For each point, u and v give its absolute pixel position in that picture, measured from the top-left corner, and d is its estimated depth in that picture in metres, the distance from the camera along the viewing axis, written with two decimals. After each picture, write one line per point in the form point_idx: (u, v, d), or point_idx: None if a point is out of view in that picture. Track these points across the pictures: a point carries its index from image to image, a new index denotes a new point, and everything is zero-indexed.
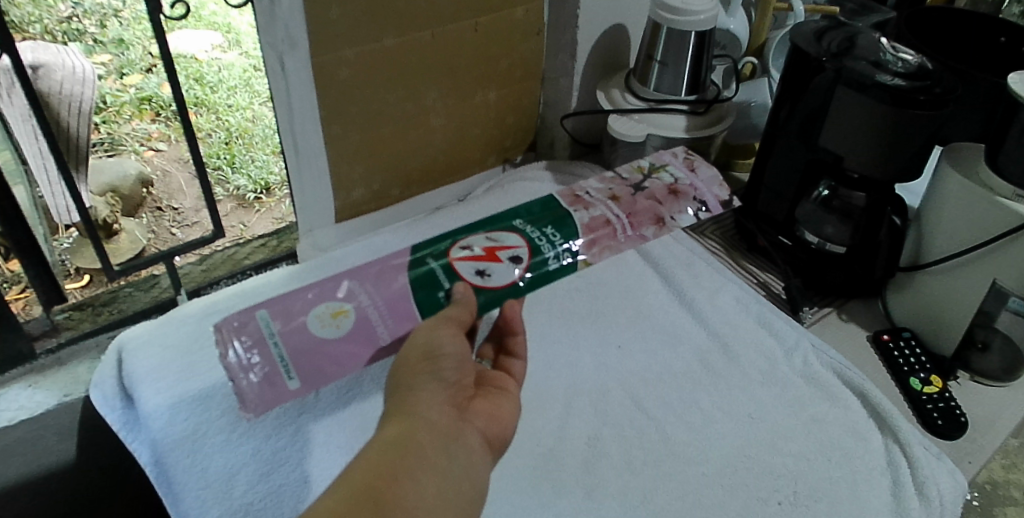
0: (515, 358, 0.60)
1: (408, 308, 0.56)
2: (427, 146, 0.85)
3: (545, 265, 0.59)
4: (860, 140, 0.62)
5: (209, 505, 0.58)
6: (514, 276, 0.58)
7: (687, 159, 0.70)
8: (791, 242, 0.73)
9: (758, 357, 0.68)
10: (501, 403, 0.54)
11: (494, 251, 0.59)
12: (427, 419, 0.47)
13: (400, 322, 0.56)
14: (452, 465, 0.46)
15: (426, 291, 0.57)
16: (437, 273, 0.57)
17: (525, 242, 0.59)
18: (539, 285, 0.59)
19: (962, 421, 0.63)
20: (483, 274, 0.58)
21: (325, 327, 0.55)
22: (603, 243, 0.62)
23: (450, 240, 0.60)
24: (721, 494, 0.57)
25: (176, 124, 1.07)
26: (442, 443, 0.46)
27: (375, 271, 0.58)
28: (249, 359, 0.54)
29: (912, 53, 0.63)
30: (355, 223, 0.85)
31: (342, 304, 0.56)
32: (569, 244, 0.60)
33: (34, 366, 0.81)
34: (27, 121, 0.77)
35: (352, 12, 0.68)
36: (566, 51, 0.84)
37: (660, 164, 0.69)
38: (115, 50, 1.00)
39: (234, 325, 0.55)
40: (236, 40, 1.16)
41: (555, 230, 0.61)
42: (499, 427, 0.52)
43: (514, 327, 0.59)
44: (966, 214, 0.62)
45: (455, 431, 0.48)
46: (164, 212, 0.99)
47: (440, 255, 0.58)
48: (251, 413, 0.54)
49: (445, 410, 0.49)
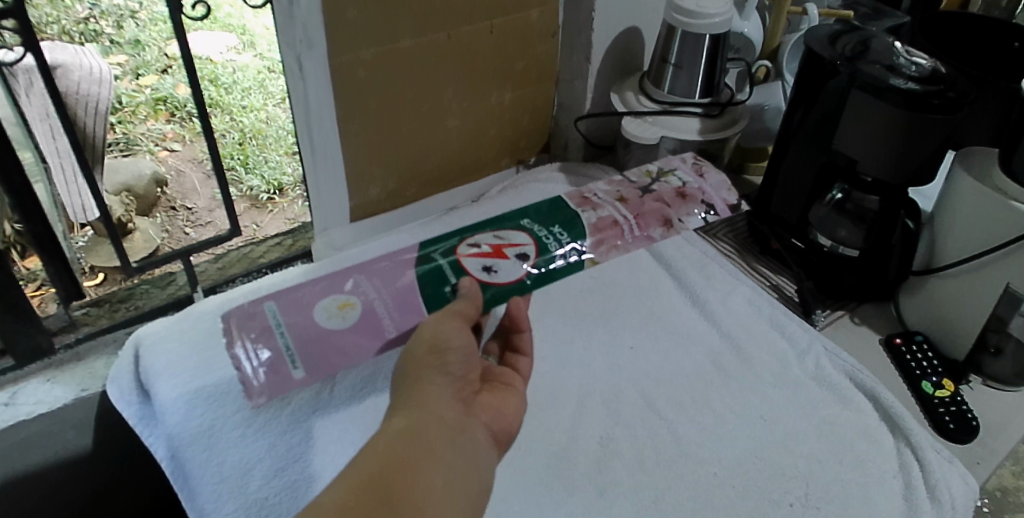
0: (522, 357, 0.61)
1: (415, 302, 0.57)
2: (442, 147, 0.85)
3: (552, 262, 0.59)
4: (874, 145, 0.62)
5: (225, 499, 0.59)
6: (521, 272, 0.58)
7: (695, 165, 0.71)
8: (804, 245, 0.74)
9: (770, 359, 0.68)
10: (507, 399, 0.55)
11: (501, 248, 0.59)
12: (433, 412, 0.47)
13: (406, 317, 0.56)
14: (459, 458, 0.46)
15: (433, 287, 0.57)
16: (444, 269, 0.58)
17: (532, 240, 0.60)
18: (545, 282, 0.60)
19: (974, 425, 0.63)
20: (490, 270, 0.58)
21: (331, 320, 0.56)
22: (610, 243, 0.62)
23: (458, 237, 0.60)
24: (733, 494, 0.57)
25: (190, 125, 1.09)
26: (449, 437, 0.46)
27: (385, 265, 0.59)
28: (258, 355, 0.55)
29: (927, 57, 0.63)
30: (370, 222, 0.86)
31: (348, 296, 0.57)
32: (576, 244, 0.61)
33: (53, 361, 0.83)
34: (45, 121, 0.78)
35: (369, 13, 0.69)
36: (581, 53, 0.85)
37: (668, 169, 0.70)
38: (131, 50, 1.02)
39: (242, 319, 0.56)
40: (250, 41, 1.17)
41: (562, 230, 0.61)
42: (504, 423, 0.53)
43: (520, 324, 0.59)
44: (981, 218, 0.62)
45: (462, 425, 0.49)
46: (177, 212, 1.00)
47: (447, 252, 0.59)
48: (257, 400, 0.56)
49: (453, 405, 0.50)
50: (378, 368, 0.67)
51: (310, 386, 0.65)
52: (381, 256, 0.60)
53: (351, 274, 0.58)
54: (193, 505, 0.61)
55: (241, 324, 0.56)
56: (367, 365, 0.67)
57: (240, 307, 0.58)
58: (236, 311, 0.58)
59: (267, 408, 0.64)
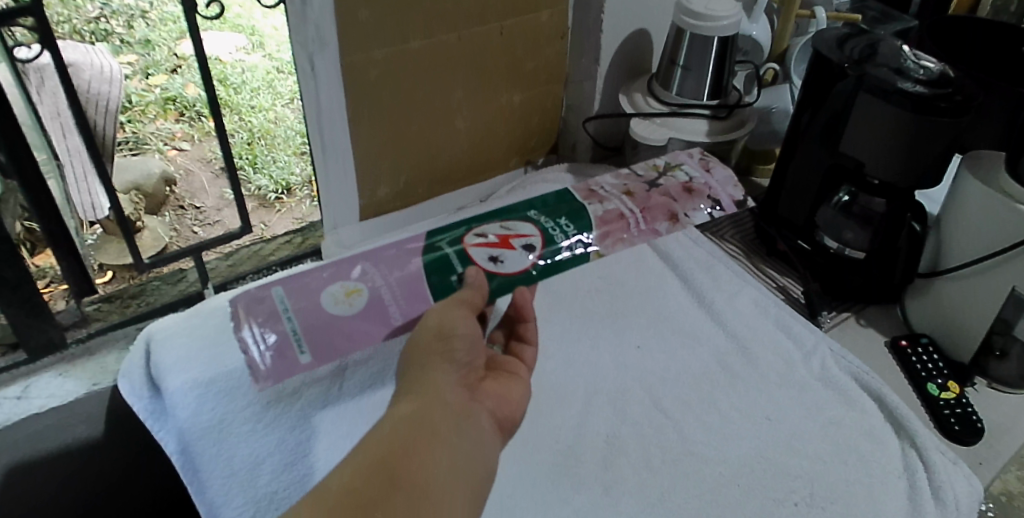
0: (527, 345, 0.62)
1: (422, 291, 0.57)
2: (451, 146, 0.86)
3: (558, 254, 0.60)
4: (881, 148, 0.63)
5: (235, 492, 0.61)
6: (527, 263, 0.59)
7: (702, 160, 0.72)
8: (810, 246, 0.74)
9: (776, 360, 0.68)
10: (512, 387, 0.56)
11: (508, 238, 0.60)
12: (439, 398, 0.48)
13: (412, 304, 0.57)
14: (463, 443, 0.46)
15: (439, 276, 0.58)
16: (450, 258, 0.58)
17: (539, 232, 0.60)
18: (551, 273, 0.60)
19: (978, 426, 0.63)
20: (497, 261, 0.58)
21: (339, 305, 0.56)
22: (616, 235, 0.63)
23: (465, 227, 0.60)
24: (738, 494, 0.58)
25: (199, 125, 1.09)
26: (454, 422, 0.47)
27: (392, 253, 0.59)
28: (263, 336, 0.56)
29: (935, 61, 0.64)
30: (379, 221, 0.87)
31: (356, 283, 0.57)
32: (581, 236, 0.61)
33: (65, 355, 0.83)
34: (56, 119, 0.80)
35: (381, 13, 0.70)
36: (590, 55, 0.85)
37: (675, 163, 0.71)
38: (140, 50, 1.05)
39: (251, 302, 0.57)
40: (260, 42, 1.19)
41: (569, 222, 0.61)
42: (509, 409, 0.54)
43: (524, 313, 0.61)
44: (987, 221, 0.62)
45: (466, 411, 0.49)
46: (186, 212, 1.01)
47: (454, 241, 0.59)
48: (264, 384, 0.57)
49: (458, 391, 0.51)
50: (388, 364, 0.68)
51: (319, 382, 0.66)
52: (389, 244, 0.61)
53: (360, 263, 0.58)
54: (201, 498, 0.62)
55: (249, 308, 0.57)
56: (378, 360, 0.68)
57: (248, 291, 0.59)
58: (246, 295, 0.60)
59: (277, 403, 0.64)
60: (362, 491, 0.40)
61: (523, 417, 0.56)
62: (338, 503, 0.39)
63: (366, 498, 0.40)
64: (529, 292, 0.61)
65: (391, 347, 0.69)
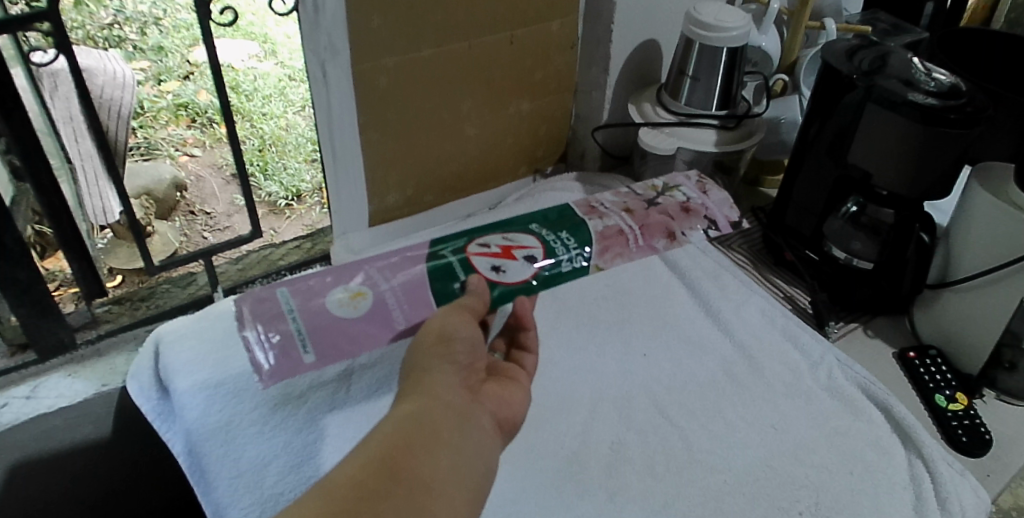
0: (527, 353, 0.62)
1: (425, 297, 0.57)
2: (461, 153, 0.87)
3: (558, 266, 0.60)
4: (886, 159, 0.63)
5: (240, 493, 0.60)
6: (528, 273, 0.58)
7: (699, 182, 0.72)
8: (818, 257, 0.74)
9: (782, 369, 0.68)
10: (514, 392, 0.56)
11: (510, 249, 0.59)
12: (441, 399, 0.48)
13: (416, 310, 0.57)
14: (465, 443, 0.46)
15: (441, 283, 0.57)
16: (453, 266, 0.58)
17: (540, 243, 0.60)
18: (552, 285, 0.60)
19: (986, 438, 0.63)
20: (498, 270, 0.58)
21: (343, 308, 0.56)
22: (615, 250, 0.63)
23: (468, 237, 0.61)
24: (743, 502, 0.58)
25: (211, 130, 1.04)
26: (456, 422, 0.47)
27: (394, 260, 0.59)
28: (268, 338, 0.56)
29: (946, 73, 0.63)
30: (389, 227, 0.87)
31: (360, 287, 0.57)
32: (584, 250, 0.61)
33: (74, 356, 0.84)
34: (69, 124, 0.79)
35: (392, 23, 0.71)
36: (599, 64, 0.86)
37: (673, 185, 0.71)
38: (154, 57, 0.91)
39: (255, 304, 0.57)
40: (272, 48, 1.05)
41: (570, 235, 0.61)
42: (510, 411, 0.54)
43: (525, 323, 0.60)
44: (997, 231, 0.62)
45: (468, 412, 0.49)
46: (196, 216, 1.02)
47: (457, 250, 0.59)
48: (266, 385, 0.56)
49: (460, 392, 0.51)
50: (393, 370, 0.69)
51: (326, 385, 0.67)
52: (389, 253, 0.61)
53: (366, 267, 0.59)
54: (207, 499, 0.62)
55: (254, 309, 0.57)
56: (385, 365, 0.69)
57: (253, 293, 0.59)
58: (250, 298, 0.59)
59: (283, 406, 0.65)
60: (367, 485, 0.40)
61: (523, 421, 0.56)
62: (342, 498, 0.39)
63: (369, 491, 0.40)
64: (529, 300, 0.60)
65: (398, 351, 0.70)
